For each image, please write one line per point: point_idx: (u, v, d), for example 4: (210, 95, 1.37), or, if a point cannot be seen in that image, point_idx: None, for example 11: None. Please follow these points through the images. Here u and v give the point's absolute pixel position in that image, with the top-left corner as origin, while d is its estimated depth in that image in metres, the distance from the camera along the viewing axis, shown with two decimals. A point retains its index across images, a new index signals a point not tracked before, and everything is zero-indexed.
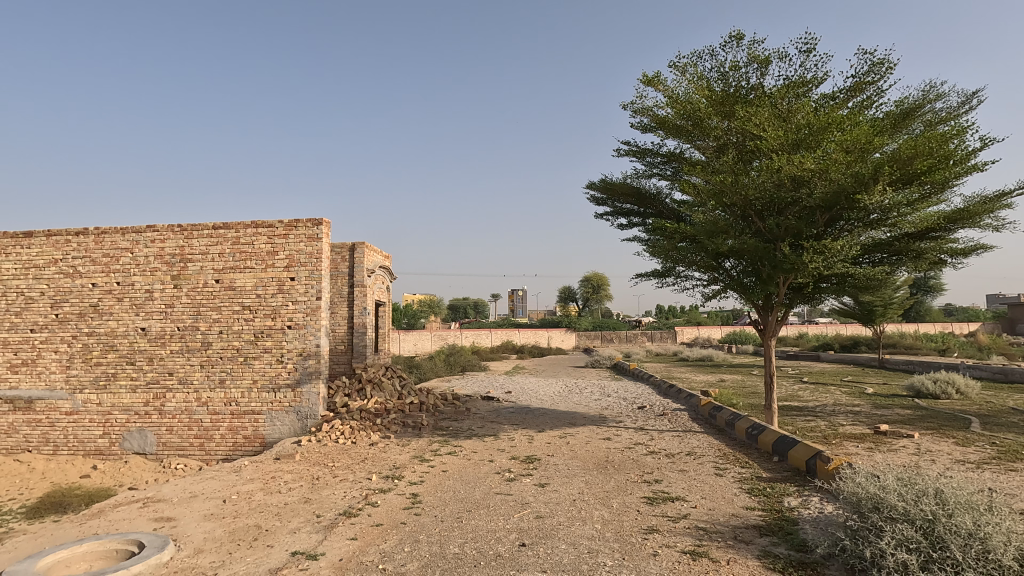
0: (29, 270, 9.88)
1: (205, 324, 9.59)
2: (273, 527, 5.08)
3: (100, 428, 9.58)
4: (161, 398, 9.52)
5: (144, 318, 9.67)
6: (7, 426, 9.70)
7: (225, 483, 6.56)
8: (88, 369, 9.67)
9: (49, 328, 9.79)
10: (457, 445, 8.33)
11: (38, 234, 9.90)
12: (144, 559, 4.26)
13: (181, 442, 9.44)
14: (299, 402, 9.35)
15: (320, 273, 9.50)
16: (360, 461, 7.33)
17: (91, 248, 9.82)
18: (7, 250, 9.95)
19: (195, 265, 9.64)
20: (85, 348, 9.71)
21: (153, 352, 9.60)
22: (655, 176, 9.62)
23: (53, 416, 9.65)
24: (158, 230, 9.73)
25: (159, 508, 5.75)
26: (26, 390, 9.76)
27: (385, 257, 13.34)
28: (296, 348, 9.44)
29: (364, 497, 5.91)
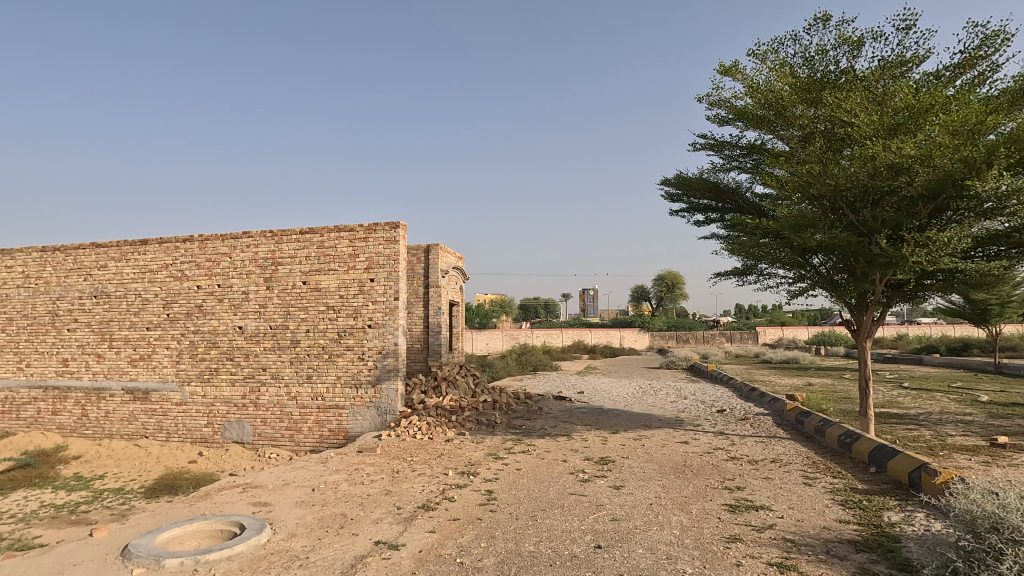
0: (145, 274, 11.00)
1: (294, 323, 10.24)
2: (357, 517, 5.34)
3: (205, 418, 10.47)
4: (256, 391, 10.28)
5: (242, 317, 10.47)
6: (129, 414, 10.85)
7: (313, 473, 6.96)
8: (195, 364, 10.60)
9: (162, 326, 10.84)
10: (531, 443, 8.37)
11: (152, 242, 10.99)
12: (246, 540, 4.60)
13: (274, 433, 10.13)
14: (379, 398, 9.76)
15: (398, 275, 9.87)
16: (437, 457, 7.54)
17: (196, 253, 10.77)
18: (127, 256, 11.12)
19: (285, 267, 10.33)
20: (192, 345, 10.66)
21: (249, 349, 10.37)
22: (735, 169, 9.19)
23: (166, 405, 10.67)
24: (252, 236, 10.51)
25: (257, 493, 6.20)
26: (144, 382, 10.85)
27: (459, 257, 13.65)
28: (376, 346, 9.87)
29: (442, 492, 6.08)
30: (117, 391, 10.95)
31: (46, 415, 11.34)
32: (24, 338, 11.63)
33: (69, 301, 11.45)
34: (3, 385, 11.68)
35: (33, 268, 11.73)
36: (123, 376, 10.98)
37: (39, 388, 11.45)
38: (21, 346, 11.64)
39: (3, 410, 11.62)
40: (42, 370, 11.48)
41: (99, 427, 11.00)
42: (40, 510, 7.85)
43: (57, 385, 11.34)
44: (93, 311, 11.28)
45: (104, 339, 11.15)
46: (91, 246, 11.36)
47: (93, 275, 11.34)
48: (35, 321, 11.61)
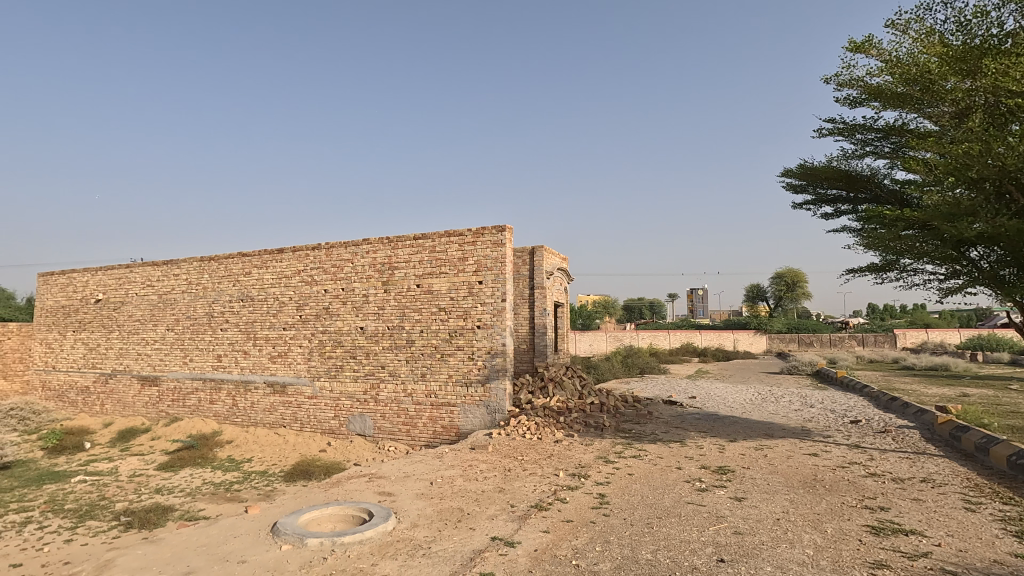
0: (282, 279, 12.23)
1: (410, 324, 10.84)
2: (474, 512, 5.52)
3: (333, 410, 11.40)
4: (376, 387, 11.01)
5: (363, 319, 11.27)
6: (270, 404, 12.11)
7: (431, 467, 7.32)
8: (323, 361, 11.59)
9: (296, 327, 11.98)
10: (642, 448, 8.15)
11: (287, 250, 12.20)
12: (375, 526, 4.94)
13: (393, 427, 10.78)
14: (488, 397, 10.03)
15: (505, 276, 10.08)
16: (547, 457, 7.59)
17: (324, 260, 11.79)
18: (267, 264, 12.45)
19: (401, 271, 10.97)
20: (321, 343, 11.66)
21: (370, 348, 11.13)
22: (870, 155, 8.31)
23: (300, 398, 11.78)
24: (371, 243, 11.29)
25: (382, 483, 6.64)
26: (282, 376, 12.06)
27: (563, 258, 13.67)
28: (485, 346, 10.16)
29: (553, 492, 6.11)
30: (260, 384, 12.28)
31: (205, 403, 13.00)
32: (187, 336, 13.43)
33: (221, 304, 13.04)
34: (172, 377, 13.57)
35: (194, 276, 13.52)
36: (265, 370, 12.29)
37: (199, 379, 13.16)
38: (185, 343, 13.46)
39: (172, 398, 13.49)
40: (201, 364, 13.18)
41: (246, 415, 12.40)
42: (203, 487, 9.02)
43: (213, 377, 12.95)
44: (240, 313, 12.75)
45: (249, 338, 12.56)
46: (238, 255, 12.86)
47: (240, 280, 12.82)
48: (195, 321, 13.36)
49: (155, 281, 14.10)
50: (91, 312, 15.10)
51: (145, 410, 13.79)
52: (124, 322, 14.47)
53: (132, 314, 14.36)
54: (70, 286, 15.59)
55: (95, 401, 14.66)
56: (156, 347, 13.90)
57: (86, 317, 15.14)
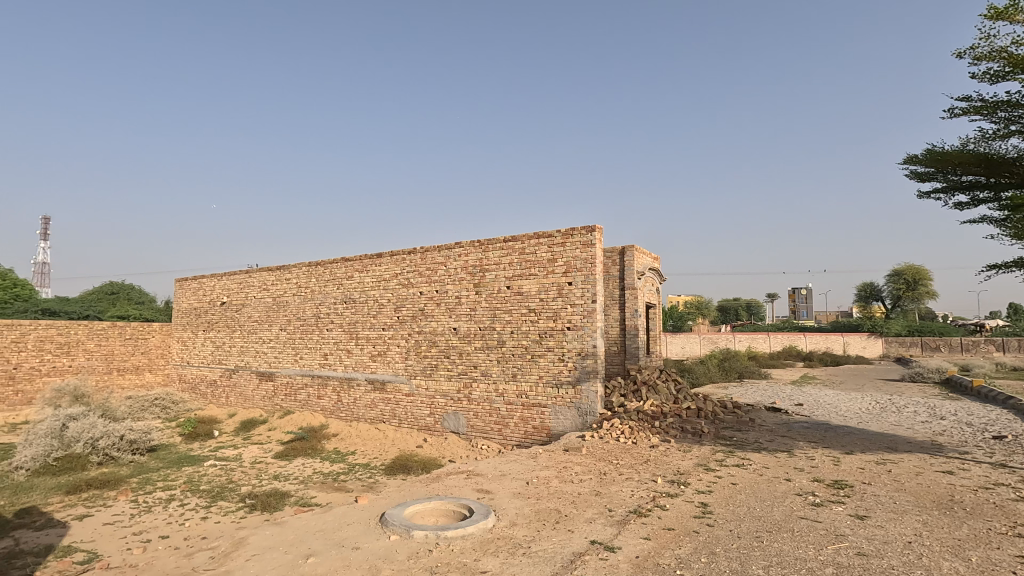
0: (381, 282, 12.93)
1: (501, 325, 11.01)
2: (571, 514, 5.50)
3: (428, 408, 11.85)
4: (469, 387, 11.30)
5: (456, 320, 11.61)
6: (371, 401, 12.81)
7: (526, 467, 7.38)
8: (419, 360, 12.08)
9: (394, 327, 12.59)
10: (745, 458, 7.71)
11: (385, 255, 12.88)
12: (476, 523, 5.07)
13: (485, 426, 11.00)
14: (580, 399, 9.95)
15: (595, 277, 9.96)
16: (643, 463, 7.39)
17: (419, 263, 12.30)
18: (368, 268, 13.21)
19: (492, 273, 11.18)
20: (417, 343, 12.16)
21: (463, 348, 11.45)
22: (1016, 134, 7.31)
23: (398, 395, 12.36)
24: (463, 246, 11.62)
25: (480, 480, 6.80)
26: (381, 374, 12.72)
27: (655, 258, 13.28)
28: (575, 348, 10.09)
29: (652, 499, 5.94)
30: (362, 381, 13.03)
31: (313, 398, 14.00)
32: (298, 336, 14.55)
33: (327, 305, 14.00)
34: (285, 373, 14.75)
35: (303, 279, 14.63)
36: (367, 368, 13.02)
37: (309, 376, 14.19)
38: (296, 342, 14.58)
39: (286, 392, 14.66)
40: (310, 362, 14.22)
41: (349, 410, 13.20)
42: (314, 476, 9.72)
43: (320, 374, 13.91)
44: (344, 314, 13.62)
45: (352, 338, 13.37)
46: (342, 260, 13.75)
47: (344, 284, 13.71)
48: (305, 322, 14.45)
49: (270, 285, 15.42)
50: (217, 313, 16.80)
51: (263, 403, 15.10)
52: (244, 322, 15.95)
53: (251, 315, 15.79)
54: (200, 290, 17.44)
55: (221, 393, 16.27)
56: (272, 345, 15.18)
57: (213, 318, 16.87)
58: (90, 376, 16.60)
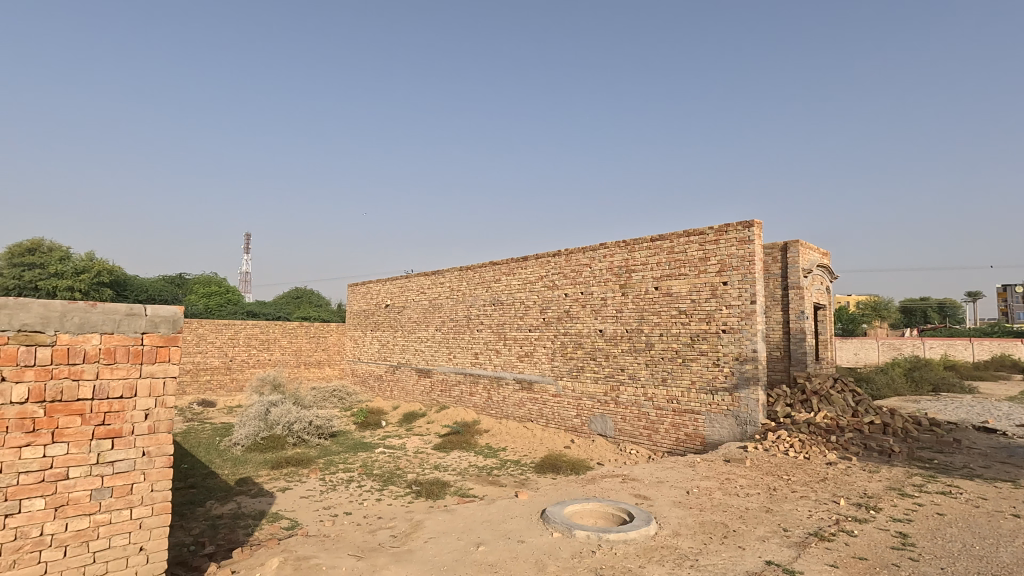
0: (527, 284, 13.32)
1: (649, 327, 10.68)
2: (740, 529, 5.14)
3: (575, 409, 11.88)
4: (617, 389, 11.11)
5: (602, 321, 11.51)
6: (519, 399, 13.21)
7: (685, 475, 7.07)
8: (565, 361, 12.20)
9: (540, 328, 12.86)
10: (952, 484, 6.57)
11: (531, 258, 13.26)
12: (638, 528, 4.97)
13: (634, 431, 10.72)
14: (738, 407, 9.24)
15: (754, 276, 9.20)
16: (820, 481, 6.66)
17: (564, 266, 12.45)
18: (515, 271, 13.70)
19: (638, 274, 10.92)
20: (563, 345, 12.29)
21: (609, 350, 11.31)
22: None
23: (545, 395, 12.57)
24: (608, 247, 11.52)
25: (637, 485, 6.66)
26: (529, 374, 13.05)
27: (823, 254, 11.94)
28: (732, 352, 9.41)
29: (836, 522, 5.31)
30: (510, 380, 13.51)
31: (466, 395, 14.82)
32: (451, 335, 15.54)
33: (478, 307, 14.77)
34: (440, 370, 15.83)
35: (455, 283, 15.62)
36: (515, 368, 13.46)
37: (462, 373, 15.06)
38: (450, 341, 15.59)
39: (442, 388, 15.72)
40: (463, 360, 15.10)
41: (499, 408, 13.74)
42: (470, 469, 10.30)
43: (472, 372, 14.69)
44: (493, 316, 14.25)
45: (501, 338, 13.93)
46: (490, 264, 14.44)
47: (492, 286, 14.37)
48: (458, 323, 15.39)
49: (427, 288, 16.70)
50: (382, 315, 18.60)
51: (421, 397, 16.36)
52: (405, 323, 17.45)
53: (411, 316, 17.23)
54: (368, 294, 19.47)
55: (386, 387, 17.96)
56: (429, 344, 16.40)
57: (379, 319, 18.71)
58: (284, 368, 19.37)
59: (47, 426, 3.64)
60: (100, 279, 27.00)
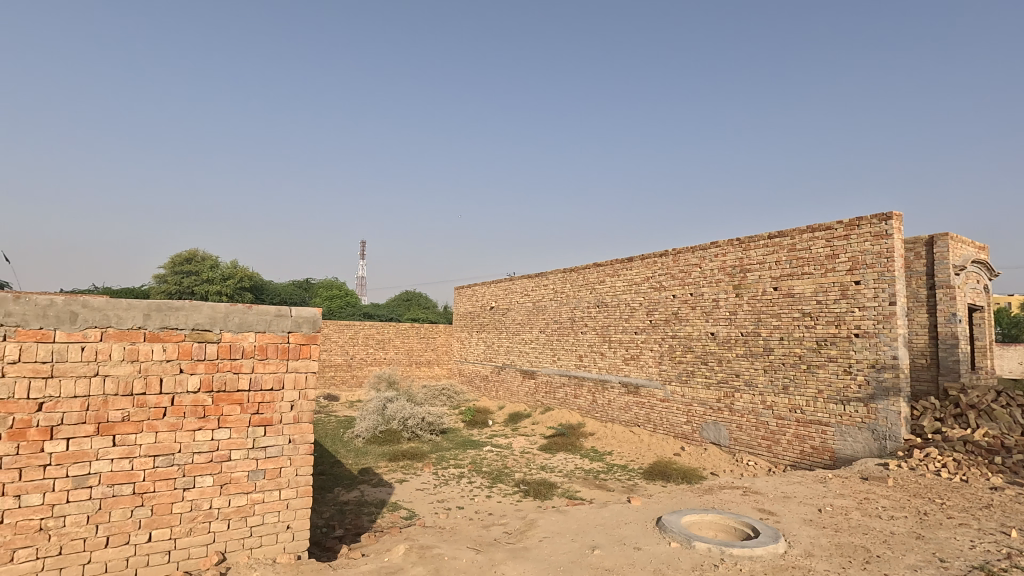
0: (633, 286, 13.04)
1: (767, 330, 9.95)
2: (885, 555, 4.63)
3: (684, 416, 11.35)
4: (731, 396, 10.47)
5: (714, 324, 10.93)
6: (625, 403, 12.91)
7: (815, 491, 6.51)
8: (674, 365, 11.73)
9: (647, 331, 12.51)
10: None
11: (636, 259, 12.98)
12: (764, 545, 4.65)
13: (751, 441, 10.03)
14: (874, 420, 8.32)
15: (893, 275, 8.23)
16: (984, 508, 5.81)
17: (672, 266, 12.03)
18: (620, 272, 13.48)
19: (754, 274, 10.24)
20: (671, 348, 11.85)
21: (722, 354, 10.70)
22: None
23: (652, 400, 12.16)
24: (720, 246, 10.95)
25: (760, 499, 6.25)
26: (635, 378, 12.72)
27: (980, 248, 10.44)
28: (867, 359, 8.49)
29: (1007, 557, 4.59)
30: (616, 384, 13.26)
31: (570, 397, 14.77)
32: (555, 337, 15.60)
33: (582, 309, 14.70)
34: (545, 372, 15.93)
35: (559, 285, 15.68)
36: (621, 371, 13.19)
37: (566, 375, 15.05)
38: (554, 343, 15.65)
39: (546, 390, 15.81)
40: (567, 362, 15.09)
41: (604, 411, 13.53)
42: (577, 472, 10.25)
43: (577, 374, 14.62)
44: (597, 318, 14.10)
45: (605, 340, 13.74)
46: (594, 265, 14.33)
47: (597, 288, 14.24)
48: (561, 325, 15.41)
49: (530, 291, 16.93)
50: (488, 317, 19.13)
51: (526, 398, 16.56)
52: (509, 324, 17.80)
53: (515, 318, 17.55)
54: (474, 296, 20.13)
55: (491, 387, 18.41)
56: (533, 345, 16.60)
57: (485, 321, 19.25)
58: (398, 367, 20.56)
59: (214, 412, 4.17)
60: (242, 284, 30.47)
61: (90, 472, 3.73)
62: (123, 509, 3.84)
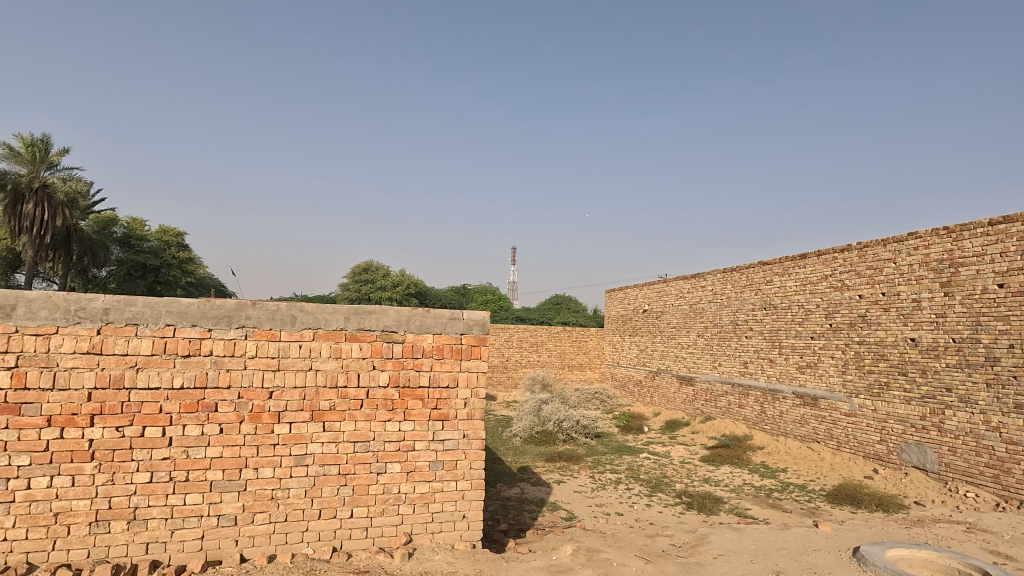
0: (807, 286, 11.75)
1: (990, 336, 8.22)
2: None
3: (877, 434, 9.86)
4: (940, 414, 8.84)
5: (914, 328, 9.36)
6: (801, 416, 11.62)
7: None
8: (862, 375, 10.28)
9: (826, 336, 11.16)
10: None
11: (811, 255, 11.72)
12: None
13: (970, 468, 8.34)
14: None
15: None
16: None
17: (857, 262, 10.62)
18: (791, 271, 12.26)
19: (969, 269, 8.57)
20: (858, 356, 10.41)
21: (927, 364, 9.09)
22: None
23: (835, 414, 10.77)
24: (921, 237, 9.38)
25: (990, 539, 5.19)
26: (813, 388, 11.40)
27: None
28: None
29: None
30: (789, 394, 12.01)
31: (734, 407, 13.74)
32: (716, 342, 14.66)
33: (745, 312, 13.62)
34: (704, 378, 15.04)
35: (719, 286, 14.73)
36: (794, 380, 11.93)
37: (729, 383, 14.04)
38: (714, 348, 14.71)
39: (706, 398, 14.90)
40: (729, 369, 14.08)
41: (775, 424, 12.33)
42: (746, 487, 9.49)
43: (742, 383, 13.56)
44: (764, 321, 12.96)
45: (775, 346, 12.56)
46: (760, 264, 13.22)
47: (763, 289, 13.10)
48: (722, 328, 14.44)
49: (686, 292, 16.17)
50: (641, 320, 18.66)
51: (684, 406, 15.77)
52: (664, 328, 17.16)
53: (670, 321, 16.86)
54: (625, 299, 19.77)
55: (646, 393, 17.87)
56: (690, 350, 15.78)
57: (638, 324, 18.79)
58: (551, 369, 20.97)
59: (401, 406, 4.62)
60: (410, 291, 33.57)
61: (307, 452, 4.36)
62: (331, 486, 4.42)
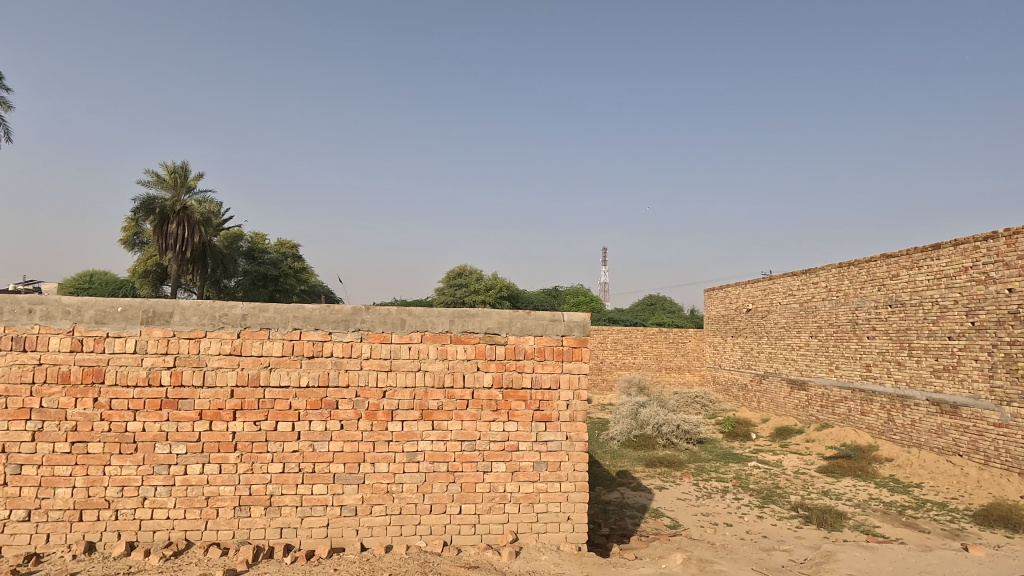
0: (942, 280, 10.49)
1: None
2: None
3: None
4: None
5: None
6: (938, 426, 10.35)
7: None
8: (1015, 381, 8.97)
9: (967, 336, 9.89)
10: None
11: (945, 245, 10.47)
12: None
13: None
14: None
15: None
16: None
17: (1005, 252, 9.32)
18: (922, 263, 11.01)
19: None
20: (1008, 358, 9.12)
21: None
22: None
23: (981, 425, 9.50)
24: None
25: None
26: (952, 394, 10.14)
27: None
28: None
29: None
30: (922, 402, 10.77)
31: (856, 414, 12.55)
32: (832, 343, 13.51)
33: (867, 310, 12.42)
34: (820, 383, 13.91)
35: (834, 283, 13.58)
36: (928, 386, 10.69)
37: (849, 388, 12.86)
38: (830, 350, 13.55)
39: (822, 404, 13.77)
40: (849, 373, 12.90)
41: (906, 433, 11.10)
42: (872, 503, 8.64)
43: (864, 388, 12.36)
44: (890, 320, 11.75)
45: (904, 347, 11.33)
46: (883, 257, 12.03)
47: (887, 284, 11.89)
48: (839, 329, 13.27)
49: (796, 290, 15.07)
50: (744, 320, 17.63)
51: (796, 412, 14.68)
52: (771, 328, 16.10)
53: (778, 321, 15.79)
54: (727, 299, 18.80)
55: (752, 397, 16.84)
56: (802, 352, 14.66)
57: (741, 324, 17.78)
58: (647, 371, 20.40)
59: (505, 406, 4.71)
60: (502, 294, 34.19)
61: (418, 449, 4.58)
62: (441, 483, 4.60)
